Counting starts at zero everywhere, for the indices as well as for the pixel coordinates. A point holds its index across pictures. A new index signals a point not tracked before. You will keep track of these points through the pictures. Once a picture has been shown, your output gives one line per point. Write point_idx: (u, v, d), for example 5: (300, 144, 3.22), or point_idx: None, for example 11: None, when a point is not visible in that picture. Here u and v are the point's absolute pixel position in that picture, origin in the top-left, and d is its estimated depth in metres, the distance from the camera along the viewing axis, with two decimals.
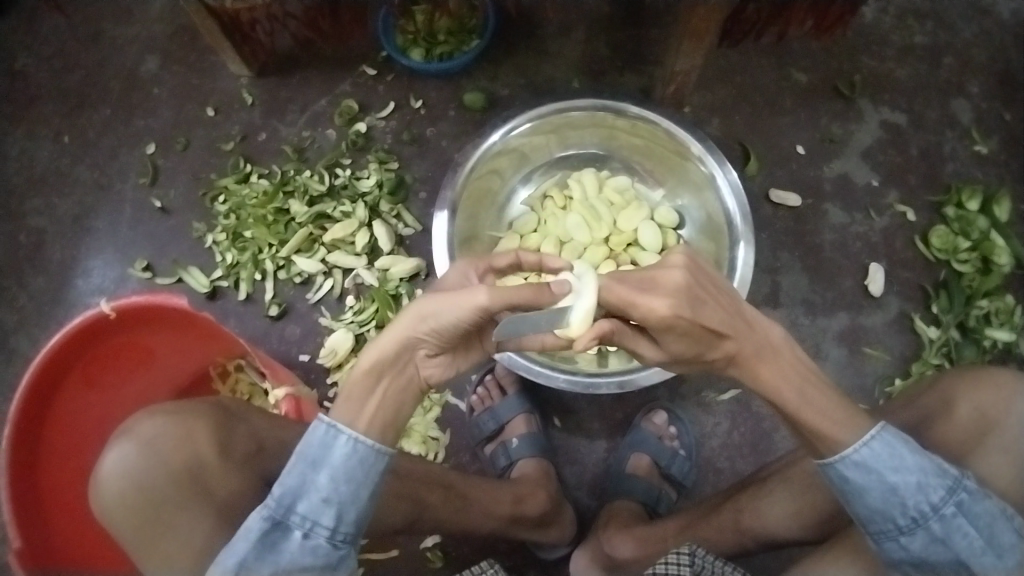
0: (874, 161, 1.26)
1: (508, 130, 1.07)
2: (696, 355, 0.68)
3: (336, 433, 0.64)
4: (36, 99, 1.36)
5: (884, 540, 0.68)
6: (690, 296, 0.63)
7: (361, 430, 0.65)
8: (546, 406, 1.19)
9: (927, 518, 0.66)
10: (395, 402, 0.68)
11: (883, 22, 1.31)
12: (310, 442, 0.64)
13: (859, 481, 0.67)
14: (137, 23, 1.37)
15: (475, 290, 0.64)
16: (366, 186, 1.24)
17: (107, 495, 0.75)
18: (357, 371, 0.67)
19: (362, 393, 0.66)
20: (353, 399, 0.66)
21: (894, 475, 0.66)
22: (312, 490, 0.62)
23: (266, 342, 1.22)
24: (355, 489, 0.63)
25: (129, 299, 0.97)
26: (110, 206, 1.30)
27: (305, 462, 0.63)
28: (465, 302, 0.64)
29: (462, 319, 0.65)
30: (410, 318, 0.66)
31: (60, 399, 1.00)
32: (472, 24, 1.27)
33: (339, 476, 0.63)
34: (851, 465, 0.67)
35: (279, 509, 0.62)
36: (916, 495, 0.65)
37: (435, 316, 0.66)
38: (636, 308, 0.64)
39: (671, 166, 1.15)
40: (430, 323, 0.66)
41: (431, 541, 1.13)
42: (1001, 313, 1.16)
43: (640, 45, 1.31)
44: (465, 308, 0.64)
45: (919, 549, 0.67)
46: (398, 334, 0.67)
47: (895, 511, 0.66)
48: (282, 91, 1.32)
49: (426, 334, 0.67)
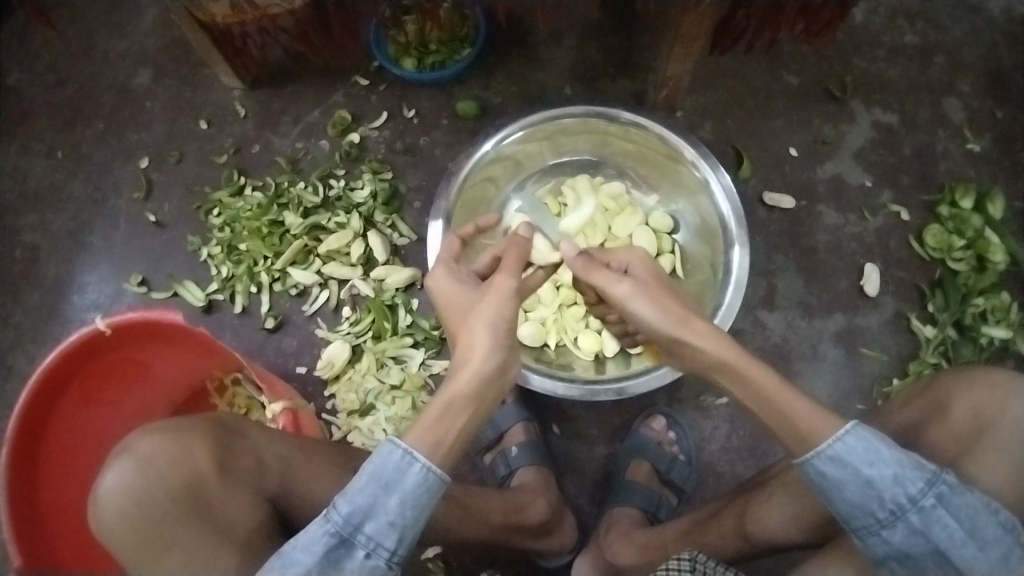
0: (867, 161, 1.26)
1: (501, 139, 1.07)
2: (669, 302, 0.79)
3: (410, 460, 0.63)
4: (29, 115, 1.36)
5: (868, 536, 0.68)
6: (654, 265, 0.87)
7: (438, 460, 0.64)
8: (544, 414, 1.19)
9: (905, 511, 0.66)
10: (483, 410, 0.69)
11: (874, 22, 1.32)
12: (383, 464, 0.63)
13: (836, 476, 0.67)
14: (128, 37, 1.38)
15: (505, 280, 0.75)
16: (360, 197, 1.23)
17: (106, 515, 0.74)
18: (456, 388, 0.67)
19: (459, 408, 0.67)
20: (445, 415, 0.66)
21: (869, 469, 0.66)
22: (380, 512, 0.62)
23: (263, 355, 1.22)
24: (417, 515, 0.63)
25: (124, 316, 0.97)
26: (105, 221, 1.30)
27: (377, 484, 0.62)
28: (507, 289, 0.74)
29: (516, 306, 0.73)
30: (487, 331, 0.70)
31: (57, 416, 1.00)
32: (463, 33, 1.27)
33: (408, 501, 0.62)
34: (826, 461, 0.67)
35: (345, 527, 0.62)
36: (893, 488, 0.65)
37: (497, 314, 0.72)
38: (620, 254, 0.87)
39: (664, 171, 1.15)
40: (503, 324, 0.71)
41: (431, 552, 1.12)
42: (998, 311, 1.15)
43: (631, 50, 1.31)
44: (511, 293, 0.73)
45: (900, 542, 0.67)
46: (484, 347, 0.69)
47: (874, 505, 0.66)
48: (275, 103, 1.32)
49: (503, 338, 0.71)
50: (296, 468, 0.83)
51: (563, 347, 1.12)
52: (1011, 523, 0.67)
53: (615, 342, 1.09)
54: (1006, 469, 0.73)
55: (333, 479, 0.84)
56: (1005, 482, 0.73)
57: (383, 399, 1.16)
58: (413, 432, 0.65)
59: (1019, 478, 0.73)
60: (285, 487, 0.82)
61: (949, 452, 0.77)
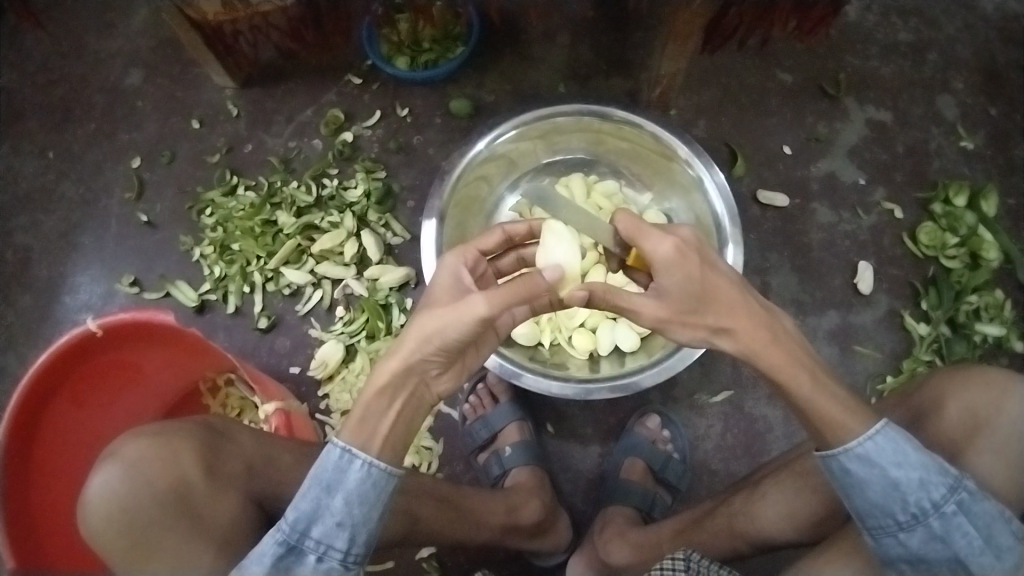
0: (861, 159, 1.26)
1: (494, 137, 1.07)
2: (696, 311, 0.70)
3: (350, 458, 0.64)
4: (20, 115, 1.36)
5: (882, 536, 0.68)
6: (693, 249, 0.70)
7: (375, 453, 0.65)
8: (538, 413, 1.19)
9: (927, 515, 0.66)
10: (408, 418, 0.69)
11: (867, 20, 1.32)
12: (324, 467, 0.64)
13: (861, 475, 0.67)
14: (120, 36, 1.37)
15: (474, 302, 0.66)
16: (354, 196, 1.23)
17: (94, 518, 0.74)
18: (369, 392, 0.67)
19: (378, 415, 0.66)
20: (367, 422, 0.66)
21: (897, 470, 0.66)
22: (326, 514, 0.63)
23: (256, 356, 1.21)
24: (367, 512, 0.64)
25: (115, 317, 0.96)
26: (97, 222, 1.30)
27: (319, 487, 0.63)
28: (467, 315, 0.66)
29: (464, 333, 0.67)
30: (414, 341, 0.67)
31: (48, 420, 0.99)
32: (456, 31, 1.27)
33: (353, 499, 0.63)
34: (853, 458, 0.67)
35: (293, 534, 0.63)
36: (918, 492, 0.66)
37: (444, 334, 0.66)
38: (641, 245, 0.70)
39: (658, 169, 1.15)
40: (435, 342, 0.67)
41: (426, 552, 1.12)
42: (991, 308, 1.16)
43: (625, 49, 1.31)
44: (466, 321, 0.66)
45: (917, 545, 0.67)
46: (408, 359, 0.67)
47: (896, 507, 0.66)
48: (267, 102, 1.31)
49: (431, 354, 0.67)
50: (287, 469, 0.84)
51: (558, 347, 1.11)
52: None
53: (610, 341, 1.08)
54: (1003, 468, 0.73)
55: None
56: (1001, 481, 0.73)
57: None
58: (345, 429, 0.66)
59: (1019, 477, 0.73)
60: (277, 488, 0.82)
61: (943, 450, 0.76)
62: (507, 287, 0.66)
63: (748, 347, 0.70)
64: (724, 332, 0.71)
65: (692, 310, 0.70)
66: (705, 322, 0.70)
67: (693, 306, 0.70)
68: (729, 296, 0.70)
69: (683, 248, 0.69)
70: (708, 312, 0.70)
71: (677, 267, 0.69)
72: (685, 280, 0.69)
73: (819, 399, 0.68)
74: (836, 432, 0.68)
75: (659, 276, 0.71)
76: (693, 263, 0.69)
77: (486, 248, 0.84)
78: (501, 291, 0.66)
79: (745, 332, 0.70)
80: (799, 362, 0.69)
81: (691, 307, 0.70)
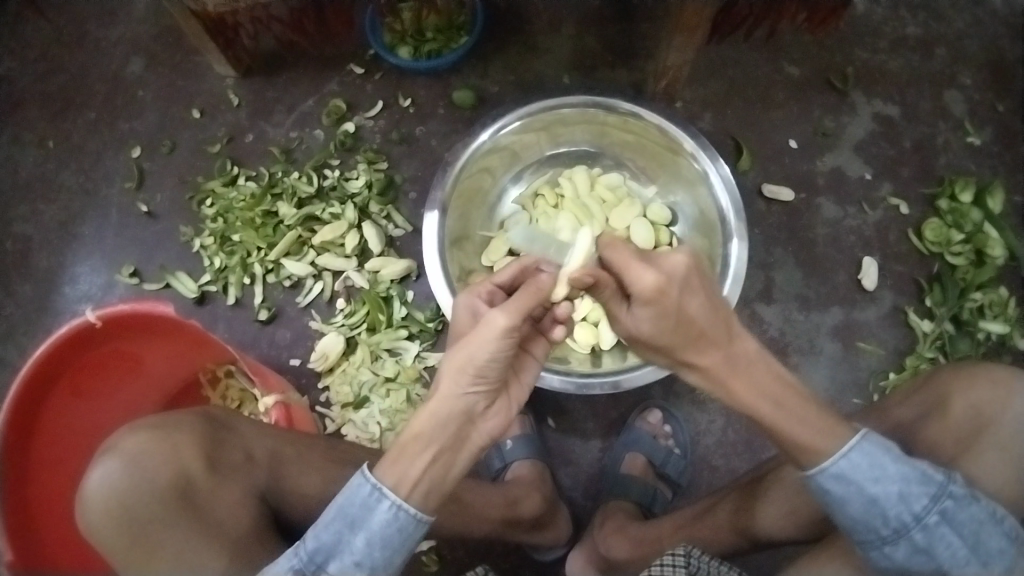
0: (867, 154, 1.25)
1: (498, 128, 1.06)
2: (669, 350, 0.68)
3: (379, 497, 0.63)
4: (20, 104, 1.34)
5: (869, 549, 0.68)
6: (680, 281, 0.65)
7: (406, 495, 0.64)
8: (540, 406, 1.18)
9: (908, 529, 0.66)
10: (446, 462, 0.65)
11: (876, 13, 1.30)
12: (350, 500, 0.64)
13: (840, 492, 0.67)
14: (120, 25, 1.35)
15: (492, 317, 0.64)
16: (355, 187, 1.22)
17: (92, 513, 0.73)
18: (406, 435, 0.64)
19: (413, 454, 0.64)
20: (400, 462, 0.64)
21: (874, 486, 0.65)
22: (346, 551, 0.64)
23: (257, 347, 1.21)
24: (388, 556, 0.64)
25: (115, 307, 0.96)
26: (97, 212, 1.29)
27: (343, 521, 0.64)
28: (489, 332, 0.64)
29: (495, 352, 0.64)
30: (448, 375, 0.65)
31: (49, 409, 0.99)
32: (460, 21, 1.26)
33: (375, 541, 0.64)
34: (831, 478, 0.67)
35: (309, 564, 0.64)
36: (898, 506, 0.65)
37: (472, 360, 0.64)
38: (628, 274, 0.66)
39: (663, 162, 1.14)
40: (471, 371, 0.64)
41: (426, 545, 1.12)
42: (996, 305, 1.15)
43: (630, 39, 1.29)
44: (492, 337, 0.64)
45: (903, 558, 0.67)
46: (447, 398, 0.64)
47: (877, 522, 0.66)
48: (268, 91, 1.30)
49: (471, 384, 0.65)
50: (287, 463, 0.83)
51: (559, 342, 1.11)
52: (1017, 533, 0.67)
53: (611, 335, 1.08)
54: (1006, 470, 0.73)
55: (325, 473, 0.84)
56: (1004, 479, 0.73)
57: (378, 392, 1.15)
58: (381, 465, 0.65)
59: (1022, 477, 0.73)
60: (277, 481, 0.82)
61: (948, 450, 0.76)
62: (519, 298, 0.65)
63: (708, 383, 0.69)
64: (689, 367, 0.69)
65: (664, 343, 0.67)
66: (676, 356, 0.69)
67: (668, 341, 0.67)
68: (712, 334, 0.66)
69: (665, 285, 0.64)
70: (685, 348, 0.67)
71: (650, 304, 0.65)
72: (659, 318, 0.65)
73: (783, 420, 0.67)
74: (808, 450, 0.67)
75: (640, 305, 0.66)
76: (670, 302, 0.64)
77: (506, 283, 0.77)
78: (518, 302, 0.65)
79: (718, 374, 0.67)
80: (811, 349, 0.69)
81: (666, 339, 0.67)
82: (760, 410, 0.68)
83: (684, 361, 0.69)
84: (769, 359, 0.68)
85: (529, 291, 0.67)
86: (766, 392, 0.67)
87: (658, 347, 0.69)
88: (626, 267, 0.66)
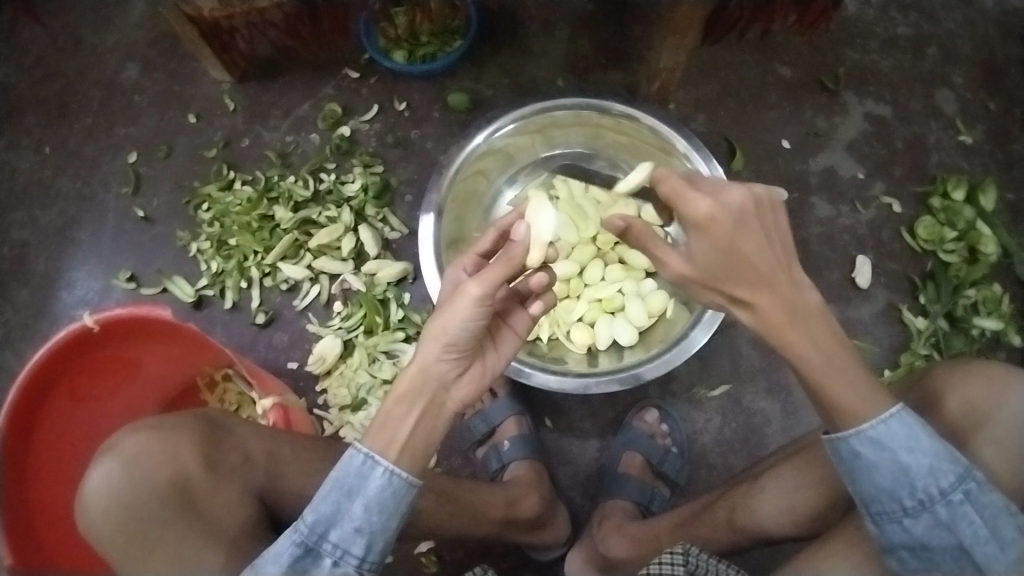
0: (860, 153, 1.26)
1: (492, 131, 1.06)
2: (715, 280, 0.68)
3: (372, 465, 0.64)
4: (16, 110, 1.35)
5: (885, 522, 0.68)
6: (736, 213, 0.66)
7: (394, 459, 0.64)
8: (537, 407, 1.19)
9: (934, 502, 0.65)
10: (429, 426, 0.67)
11: (866, 14, 1.31)
12: (346, 471, 0.64)
13: (871, 458, 0.66)
14: (117, 30, 1.36)
15: (468, 286, 0.67)
16: (351, 190, 1.23)
17: (91, 512, 0.74)
18: (390, 399, 0.67)
19: (400, 417, 0.66)
20: (388, 426, 0.65)
21: (908, 455, 0.65)
22: (345, 518, 0.64)
23: (254, 350, 1.21)
24: (386, 521, 0.64)
25: (113, 311, 0.96)
26: (93, 217, 1.29)
27: (340, 491, 0.64)
28: (464, 299, 0.67)
29: (468, 319, 0.67)
30: (426, 342, 0.68)
31: (48, 413, 0.99)
32: (454, 25, 1.27)
33: (373, 506, 0.63)
34: (865, 441, 0.66)
35: (311, 536, 0.64)
36: (927, 478, 0.65)
37: (446, 328, 0.67)
38: (683, 204, 0.68)
39: (656, 163, 1.14)
40: (446, 338, 0.67)
41: (425, 546, 1.12)
42: (989, 302, 1.16)
43: (623, 42, 1.30)
44: (467, 305, 0.67)
45: (922, 532, 0.66)
46: (424, 365, 0.67)
47: (904, 492, 0.66)
48: (264, 96, 1.31)
49: (445, 352, 0.68)
50: (285, 463, 0.83)
51: (556, 341, 1.11)
52: None
53: (608, 334, 1.08)
54: (1001, 463, 0.74)
55: (323, 474, 0.84)
56: (997, 471, 0.74)
57: (375, 394, 1.15)
58: (369, 434, 0.66)
59: (1017, 469, 0.74)
60: (275, 482, 0.82)
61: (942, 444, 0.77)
62: (494, 265, 0.67)
63: (761, 324, 0.68)
64: (736, 304, 0.69)
65: (714, 276, 0.68)
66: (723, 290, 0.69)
67: (718, 272, 0.67)
68: (762, 271, 0.66)
69: (718, 215, 0.66)
70: (733, 280, 0.67)
71: (703, 233, 0.67)
72: (708, 248, 0.67)
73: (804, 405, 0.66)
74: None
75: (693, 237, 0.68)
76: (723, 235, 0.66)
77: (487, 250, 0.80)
78: (493, 271, 0.67)
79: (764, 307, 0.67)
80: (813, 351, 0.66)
81: (718, 271, 0.67)
82: (810, 361, 0.67)
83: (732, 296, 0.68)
84: (828, 311, 0.68)
85: (505, 258, 0.68)
86: (815, 340, 0.66)
87: (707, 283, 0.70)
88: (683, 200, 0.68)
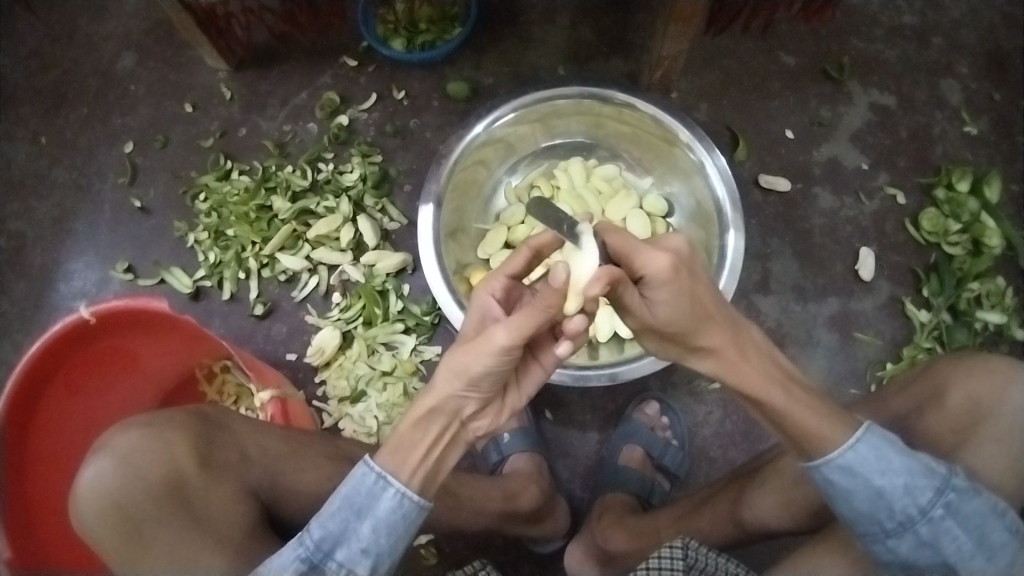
0: (864, 144, 1.24)
1: (492, 120, 1.05)
2: (681, 335, 0.68)
3: (384, 486, 0.63)
4: (12, 100, 1.33)
5: (872, 542, 0.67)
6: (688, 262, 0.65)
7: (406, 482, 0.64)
8: (536, 399, 1.18)
9: (914, 522, 0.65)
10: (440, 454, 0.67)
11: (871, 3, 1.29)
12: (357, 490, 0.64)
13: (844, 484, 0.66)
14: (112, 19, 1.34)
15: (494, 332, 0.62)
16: (349, 180, 1.21)
17: (85, 510, 0.73)
18: (404, 423, 0.66)
19: (413, 442, 0.65)
20: (403, 448, 0.65)
21: (881, 478, 0.65)
22: (352, 539, 0.63)
23: (252, 342, 1.21)
24: (393, 542, 0.64)
25: (109, 304, 0.95)
26: (89, 207, 1.28)
27: (351, 510, 0.63)
28: (487, 345, 0.62)
29: (491, 365, 0.63)
30: (444, 375, 0.65)
31: (45, 407, 0.98)
32: (453, 12, 1.26)
33: (382, 528, 0.63)
34: (836, 469, 0.66)
35: (317, 553, 0.63)
36: (903, 499, 0.65)
37: (467, 367, 0.64)
38: (635, 261, 0.65)
39: (659, 153, 1.13)
40: (465, 375, 0.64)
41: (425, 539, 1.12)
42: (993, 295, 1.15)
43: (627, 30, 1.28)
44: (490, 352, 0.63)
45: (907, 552, 0.66)
46: (440, 397, 0.65)
47: (882, 515, 0.66)
48: (261, 84, 1.29)
49: (465, 388, 0.65)
50: (284, 461, 0.83)
51: None
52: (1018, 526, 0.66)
53: (608, 327, 1.07)
54: (1004, 461, 0.73)
55: (322, 469, 0.84)
56: (1000, 470, 0.73)
57: (374, 386, 1.15)
58: (381, 453, 0.65)
59: (1020, 467, 0.73)
60: (273, 480, 0.81)
61: (945, 442, 0.76)
62: (524, 314, 0.62)
63: (721, 371, 0.69)
64: (701, 351, 0.69)
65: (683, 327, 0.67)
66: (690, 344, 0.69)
67: (684, 324, 0.66)
68: (720, 321, 0.67)
69: (678, 266, 0.64)
70: (698, 333, 0.67)
71: (665, 285, 0.64)
72: (673, 307, 0.65)
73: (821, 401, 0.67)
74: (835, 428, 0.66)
75: (651, 290, 0.65)
76: (685, 283, 0.64)
77: (518, 270, 0.72)
78: (522, 319, 0.62)
79: (728, 358, 0.68)
80: (770, 387, 0.67)
81: (684, 324, 0.66)
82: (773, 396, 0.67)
83: (695, 347, 0.69)
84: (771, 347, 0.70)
85: (536, 309, 0.62)
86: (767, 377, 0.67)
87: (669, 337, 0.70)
88: (635, 255, 0.65)
